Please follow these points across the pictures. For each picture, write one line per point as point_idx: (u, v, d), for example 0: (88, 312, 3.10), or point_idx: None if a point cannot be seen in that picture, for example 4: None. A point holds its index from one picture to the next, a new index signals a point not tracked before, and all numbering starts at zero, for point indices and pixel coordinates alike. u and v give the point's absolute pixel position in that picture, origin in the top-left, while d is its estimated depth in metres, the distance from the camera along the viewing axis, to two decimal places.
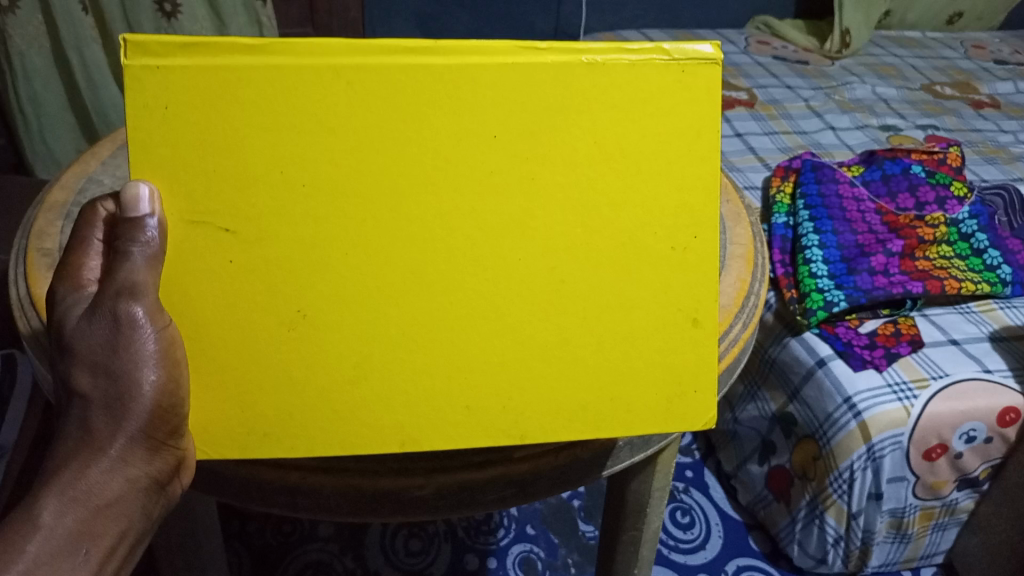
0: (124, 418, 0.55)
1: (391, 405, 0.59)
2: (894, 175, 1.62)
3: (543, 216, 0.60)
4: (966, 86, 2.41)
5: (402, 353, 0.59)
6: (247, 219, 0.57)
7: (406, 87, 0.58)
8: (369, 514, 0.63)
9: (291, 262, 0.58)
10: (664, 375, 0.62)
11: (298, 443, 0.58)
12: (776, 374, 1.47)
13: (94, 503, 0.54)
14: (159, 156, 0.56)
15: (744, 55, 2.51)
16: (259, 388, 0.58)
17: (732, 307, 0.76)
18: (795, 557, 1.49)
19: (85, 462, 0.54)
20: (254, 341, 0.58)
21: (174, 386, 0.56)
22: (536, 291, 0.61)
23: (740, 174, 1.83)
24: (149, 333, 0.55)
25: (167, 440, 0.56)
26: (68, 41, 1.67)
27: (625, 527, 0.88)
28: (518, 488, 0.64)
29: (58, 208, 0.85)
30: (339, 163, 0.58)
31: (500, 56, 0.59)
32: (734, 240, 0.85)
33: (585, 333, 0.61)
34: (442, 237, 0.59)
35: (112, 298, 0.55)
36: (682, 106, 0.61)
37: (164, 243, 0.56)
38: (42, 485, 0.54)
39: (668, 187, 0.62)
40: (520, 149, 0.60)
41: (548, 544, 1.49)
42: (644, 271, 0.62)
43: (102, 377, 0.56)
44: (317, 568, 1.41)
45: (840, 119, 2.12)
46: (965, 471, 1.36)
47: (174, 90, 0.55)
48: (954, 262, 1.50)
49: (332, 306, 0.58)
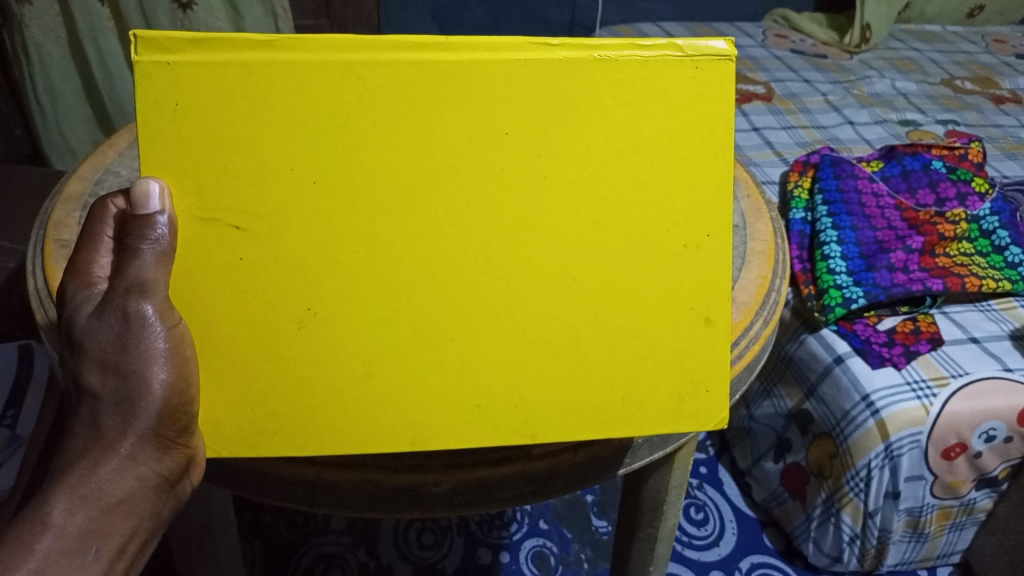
0: (134, 417, 0.54)
1: (401, 403, 0.58)
2: (914, 171, 1.60)
3: (555, 213, 0.60)
4: (987, 80, 2.38)
5: (412, 353, 0.58)
6: (257, 216, 0.57)
7: (416, 83, 0.58)
8: (386, 511, 0.63)
9: (300, 260, 0.57)
10: (677, 374, 0.61)
11: (307, 443, 0.58)
12: (793, 370, 1.46)
13: (104, 502, 0.53)
14: (169, 152, 0.56)
15: (762, 48, 2.48)
16: (269, 385, 0.58)
17: (753, 304, 0.75)
18: (810, 555, 1.48)
19: (95, 461, 0.53)
20: (264, 339, 0.57)
21: (184, 385, 0.55)
22: (547, 289, 0.60)
23: (757, 169, 1.81)
24: (160, 331, 0.54)
25: (176, 439, 0.56)
26: (85, 32, 1.68)
27: (641, 525, 0.87)
28: (536, 485, 0.64)
29: (76, 199, 0.85)
30: (349, 159, 0.57)
31: (512, 52, 0.59)
32: (756, 235, 0.84)
33: (597, 330, 0.60)
34: (453, 233, 0.59)
35: (122, 295, 0.54)
36: (694, 103, 0.61)
37: (174, 240, 0.56)
38: (52, 484, 0.53)
39: (681, 185, 0.61)
40: (532, 145, 0.59)
41: (561, 539, 1.49)
42: (657, 269, 0.61)
43: (112, 375, 0.55)
44: (331, 560, 1.41)
45: (859, 113, 2.10)
46: (983, 471, 1.34)
47: (184, 86, 0.55)
48: (975, 259, 1.48)
49: (342, 303, 0.58)
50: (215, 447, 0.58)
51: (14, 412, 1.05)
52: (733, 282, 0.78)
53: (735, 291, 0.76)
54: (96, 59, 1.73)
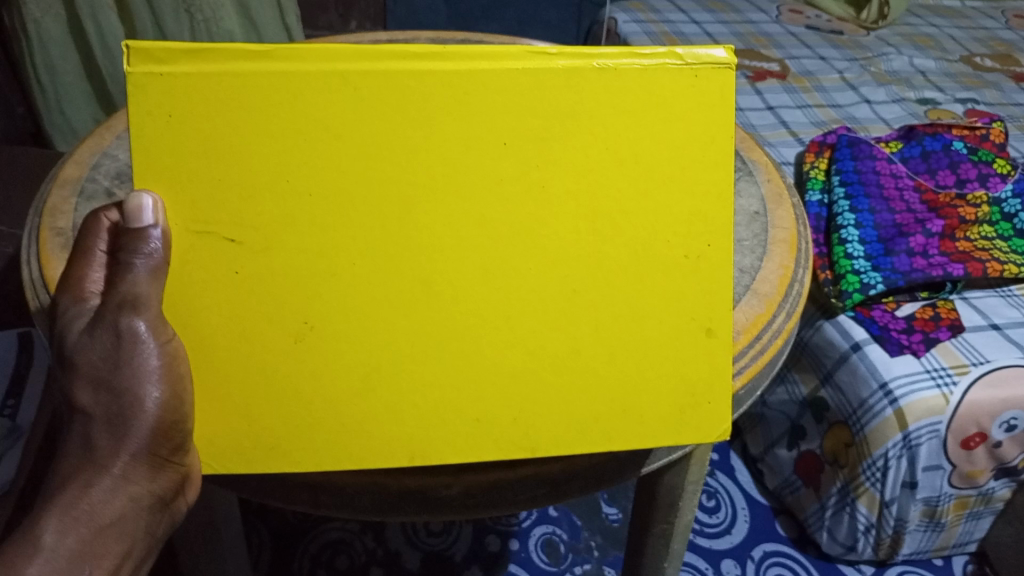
0: (126, 436, 0.53)
1: (400, 418, 0.55)
2: (934, 151, 1.56)
3: (554, 224, 0.57)
4: (1006, 58, 2.32)
5: (410, 367, 0.56)
6: (251, 227, 0.54)
7: (413, 92, 0.56)
8: (394, 513, 0.60)
9: (295, 272, 0.55)
10: (679, 385, 0.58)
11: (305, 460, 0.55)
12: (807, 357, 1.43)
13: (95, 524, 0.52)
14: (164, 165, 0.54)
15: (776, 24, 2.43)
16: (263, 402, 0.55)
17: (775, 296, 0.72)
18: (824, 544, 1.46)
19: (87, 481, 0.52)
20: (259, 354, 0.55)
21: (177, 403, 0.53)
22: (546, 301, 0.57)
23: (773, 149, 1.77)
24: (152, 348, 0.52)
25: (170, 458, 0.54)
26: (84, 8, 1.64)
27: (656, 520, 0.85)
28: (550, 488, 0.61)
29: (72, 183, 0.82)
30: (345, 169, 0.55)
31: (507, 61, 0.58)
32: (777, 223, 0.81)
33: (598, 343, 0.57)
34: (450, 244, 0.56)
35: (114, 311, 0.53)
36: (695, 111, 0.59)
37: (168, 253, 0.54)
38: (45, 504, 0.52)
39: (682, 194, 0.59)
40: (531, 157, 0.57)
41: (571, 526, 1.47)
42: (660, 279, 0.58)
43: (104, 394, 0.53)
44: (339, 547, 1.39)
45: (876, 92, 2.05)
46: (1002, 461, 1.31)
47: (179, 98, 0.54)
48: (997, 243, 1.46)
49: (339, 315, 0.55)
50: (211, 466, 0.55)
51: (13, 401, 1.03)
52: (755, 272, 0.74)
53: (757, 282, 0.73)
54: (96, 37, 1.69)
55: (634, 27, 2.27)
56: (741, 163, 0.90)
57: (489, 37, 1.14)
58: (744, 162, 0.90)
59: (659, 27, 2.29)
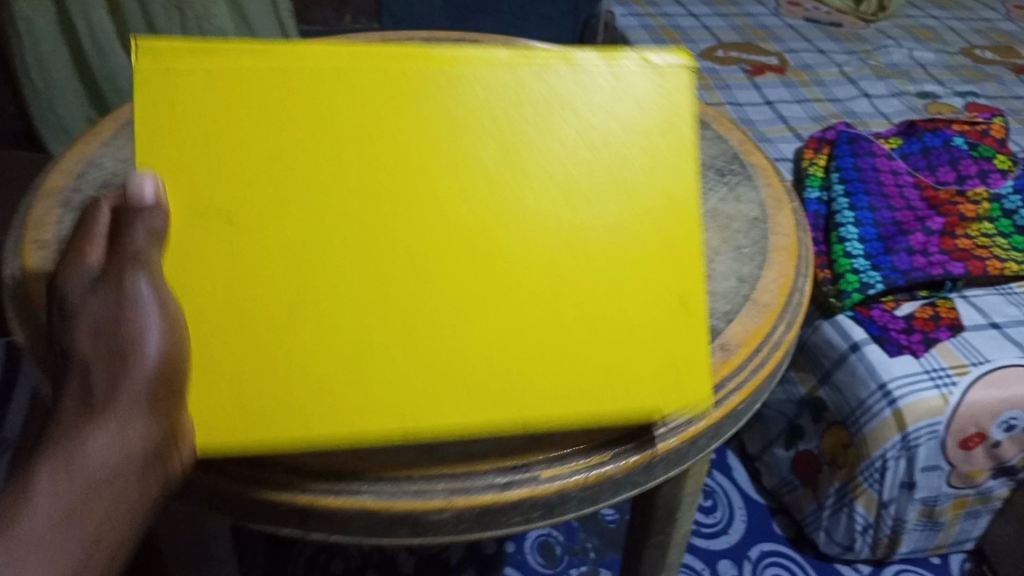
0: (127, 378, 0.50)
1: (402, 394, 0.53)
2: (934, 147, 1.56)
3: (537, 232, 0.56)
4: (1007, 49, 2.30)
5: (402, 348, 0.54)
6: (249, 204, 0.53)
7: (408, 80, 0.56)
8: (385, 536, 0.58)
9: (288, 251, 0.53)
10: (659, 391, 0.57)
11: (298, 435, 0.53)
12: (805, 357, 1.42)
13: (88, 480, 0.48)
14: (160, 141, 0.53)
15: (776, 17, 2.40)
16: (261, 382, 0.53)
17: (774, 307, 0.70)
18: (822, 544, 1.45)
19: (81, 431, 0.49)
20: (252, 329, 0.53)
21: (178, 343, 0.51)
22: (531, 313, 0.56)
23: (771, 145, 1.76)
24: (153, 283, 0.51)
25: (170, 404, 0.51)
26: (73, 6, 1.62)
27: (653, 531, 0.84)
28: (545, 508, 0.59)
29: (57, 194, 0.81)
30: (344, 148, 0.55)
31: (494, 53, 0.58)
32: (777, 229, 0.79)
33: (580, 352, 0.56)
34: (447, 223, 0.55)
35: (117, 261, 0.52)
36: (669, 117, 0.59)
37: (166, 230, 0.53)
38: (30, 464, 0.48)
39: (660, 200, 0.58)
40: (510, 157, 0.57)
41: (568, 528, 1.47)
42: (642, 288, 0.58)
43: (103, 340, 0.51)
44: (335, 551, 1.39)
45: (875, 86, 2.03)
46: (1001, 460, 1.31)
47: (178, 79, 0.53)
48: (997, 242, 1.43)
49: (338, 293, 0.54)
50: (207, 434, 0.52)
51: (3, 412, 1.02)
52: (755, 282, 0.73)
53: (756, 292, 0.72)
54: (87, 35, 1.67)
55: (631, 21, 2.25)
56: (740, 168, 0.88)
57: (484, 37, 1.12)
58: (743, 167, 0.89)
59: (656, 21, 2.27)
